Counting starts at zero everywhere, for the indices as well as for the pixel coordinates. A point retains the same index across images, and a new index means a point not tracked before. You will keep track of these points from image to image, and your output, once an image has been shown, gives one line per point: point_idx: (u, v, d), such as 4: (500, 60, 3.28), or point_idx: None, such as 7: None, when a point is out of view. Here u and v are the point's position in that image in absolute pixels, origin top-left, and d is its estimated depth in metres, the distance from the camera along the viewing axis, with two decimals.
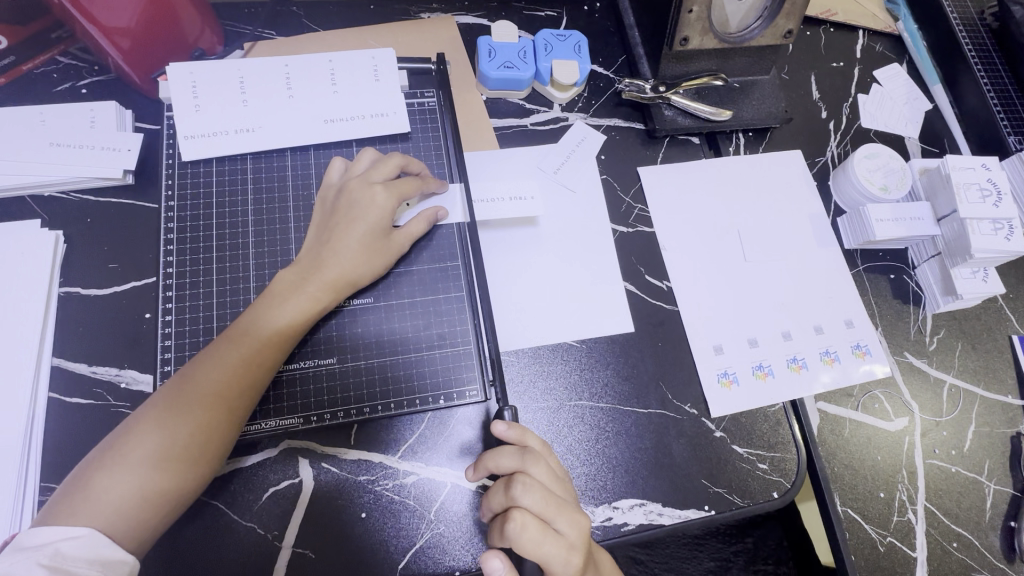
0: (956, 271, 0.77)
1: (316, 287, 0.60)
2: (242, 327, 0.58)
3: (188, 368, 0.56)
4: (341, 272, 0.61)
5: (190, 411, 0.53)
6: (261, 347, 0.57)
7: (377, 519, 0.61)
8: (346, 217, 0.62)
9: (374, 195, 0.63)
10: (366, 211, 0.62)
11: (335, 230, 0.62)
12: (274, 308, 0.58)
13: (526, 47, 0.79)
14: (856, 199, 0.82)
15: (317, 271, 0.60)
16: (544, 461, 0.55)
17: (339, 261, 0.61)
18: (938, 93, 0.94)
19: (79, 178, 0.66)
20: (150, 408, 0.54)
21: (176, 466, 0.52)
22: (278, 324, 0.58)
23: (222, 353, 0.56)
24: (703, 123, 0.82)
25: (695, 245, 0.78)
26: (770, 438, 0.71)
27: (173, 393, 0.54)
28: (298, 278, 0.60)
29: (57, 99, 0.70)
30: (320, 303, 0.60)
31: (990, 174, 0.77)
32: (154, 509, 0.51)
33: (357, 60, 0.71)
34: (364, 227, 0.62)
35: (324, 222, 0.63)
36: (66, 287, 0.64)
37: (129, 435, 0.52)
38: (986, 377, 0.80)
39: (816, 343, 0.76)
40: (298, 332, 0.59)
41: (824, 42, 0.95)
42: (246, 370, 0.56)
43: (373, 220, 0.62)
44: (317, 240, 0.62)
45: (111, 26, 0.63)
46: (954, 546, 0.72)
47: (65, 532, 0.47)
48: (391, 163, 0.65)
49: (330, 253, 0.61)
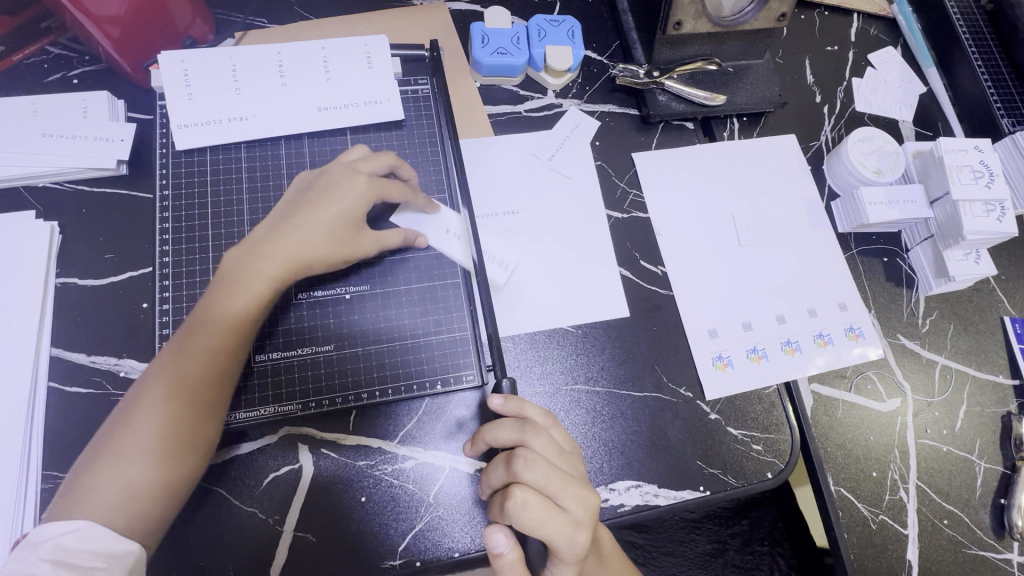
0: (948, 253, 0.78)
1: (272, 267, 0.59)
2: (201, 313, 0.57)
3: (161, 360, 0.56)
4: (298, 252, 0.59)
5: (168, 402, 0.54)
6: (219, 332, 0.56)
7: (377, 503, 0.62)
8: (319, 198, 0.61)
9: (358, 186, 0.62)
10: (341, 195, 0.61)
11: (303, 211, 0.61)
12: (231, 292, 0.57)
13: (519, 32, 0.79)
14: (850, 183, 0.82)
15: (268, 249, 0.59)
16: (544, 433, 0.55)
17: (294, 239, 0.60)
18: (932, 76, 0.94)
19: (73, 169, 0.66)
20: (128, 405, 0.54)
21: (164, 457, 0.52)
22: (237, 306, 0.57)
23: (186, 344, 0.56)
24: (696, 108, 0.82)
25: (690, 231, 0.79)
26: (764, 420, 0.72)
27: (145, 388, 0.54)
28: (251, 259, 0.59)
29: (49, 90, 0.70)
30: (276, 283, 0.59)
31: (982, 156, 0.78)
32: (148, 500, 0.52)
33: (349, 48, 0.70)
34: (333, 207, 0.61)
35: (286, 204, 0.63)
36: (63, 278, 0.64)
37: (113, 433, 0.53)
38: (978, 358, 0.80)
39: (810, 326, 0.77)
40: (257, 310, 0.58)
41: (818, 25, 0.94)
42: (215, 356, 0.56)
43: (346, 202, 0.61)
44: (275, 218, 0.61)
45: (101, 15, 0.63)
46: (945, 523, 0.73)
47: (64, 526, 0.48)
48: (382, 159, 0.65)
49: (290, 231, 0.60)
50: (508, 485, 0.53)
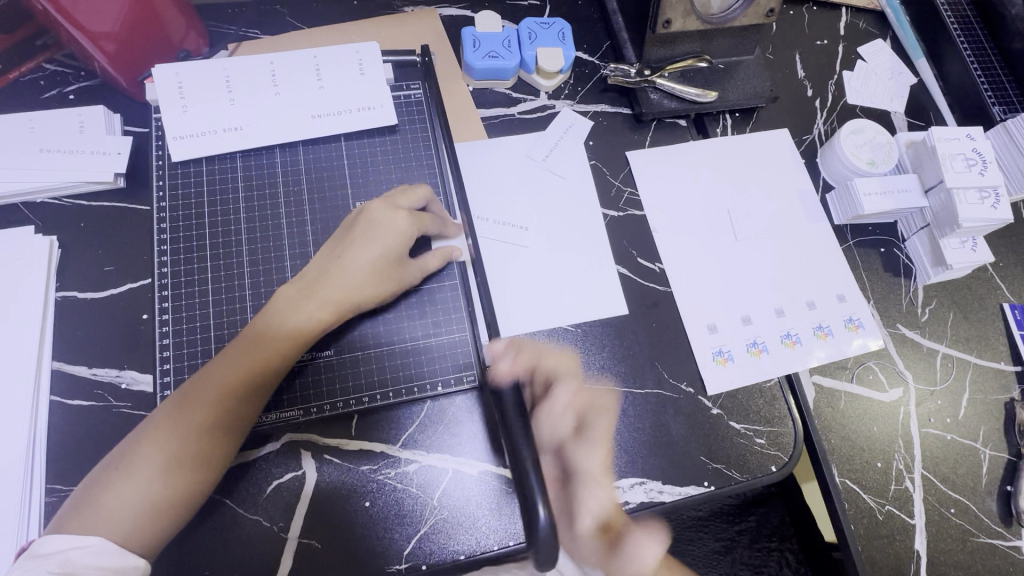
0: (945, 241, 0.78)
1: (319, 305, 0.60)
2: (246, 340, 0.58)
3: (200, 376, 0.57)
4: (346, 293, 0.61)
5: (195, 423, 0.54)
6: (261, 361, 0.57)
7: (382, 508, 0.62)
8: (361, 236, 0.63)
9: (397, 219, 0.64)
10: (385, 235, 0.63)
11: (349, 249, 0.63)
12: (278, 325, 0.59)
13: (510, 36, 0.80)
14: (844, 174, 0.82)
15: (320, 289, 0.61)
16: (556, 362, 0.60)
17: (346, 281, 0.61)
18: (923, 67, 0.94)
19: (70, 183, 0.66)
20: (156, 422, 0.55)
21: (185, 472, 0.53)
22: (286, 337, 0.59)
23: (224, 368, 0.57)
24: (689, 105, 0.82)
25: (686, 226, 0.79)
26: (766, 413, 0.72)
27: (177, 408, 0.55)
28: (300, 294, 0.60)
29: (45, 106, 0.71)
30: (323, 321, 0.60)
31: (975, 144, 0.78)
32: (163, 516, 0.52)
33: (342, 55, 0.71)
34: (378, 249, 0.63)
35: (335, 246, 0.63)
36: (63, 292, 0.64)
37: (136, 448, 0.54)
38: (978, 346, 0.80)
39: (809, 318, 0.77)
40: (301, 343, 0.59)
41: (808, 20, 0.95)
42: (249, 385, 0.57)
43: (390, 244, 0.63)
44: (324, 262, 0.63)
45: (96, 31, 0.64)
46: (952, 512, 0.72)
47: (75, 541, 0.50)
48: (421, 191, 0.67)
49: (343, 274, 0.62)
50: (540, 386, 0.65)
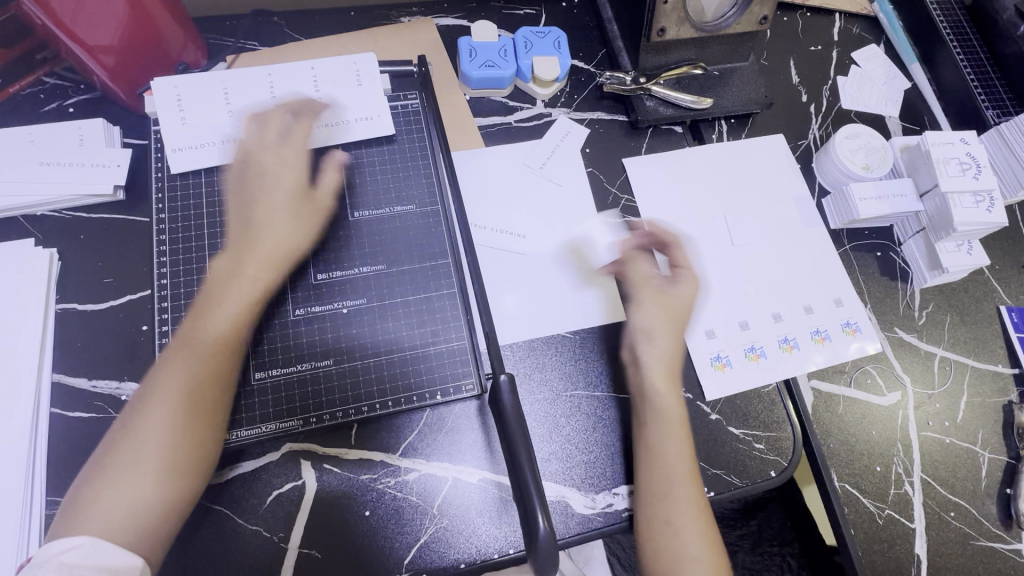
0: (941, 245, 0.78)
1: (257, 265, 0.62)
2: (194, 320, 0.59)
3: (159, 369, 0.56)
4: (276, 241, 0.63)
5: (169, 409, 0.54)
6: (222, 335, 0.58)
7: (382, 516, 0.62)
8: (259, 178, 0.65)
9: (282, 154, 0.66)
10: (283, 177, 0.65)
11: (258, 195, 0.64)
12: (226, 297, 0.60)
13: (506, 45, 0.80)
14: (839, 179, 0.83)
15: (254, 247, 0.62)
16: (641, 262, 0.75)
17: (272, 232, 0.63)
18: (917, 72, 0.95)
19: (70, 196, 0.67)
20: (126, 420, 0.54)
21: (170, 460, 0.53)
22: (239, 306, 0.60)
23: (182, 352, 0.57)
24: (684, 112, 0.83)
25: (683, 231, 0.79)
26: (765, 418, 0.72)
27: (143, 402, 0.54)
28: (237, 258, 0.62)
29: (45, 119, 0.71)
30: (267, 280, 0.62)
31: (968, 148, 0.79)
32: (157, 509, 0.52)
33: (339, 65, 0.72)
34: (285, 189, 0.65)
35: (240, 196, 0.65)
36: (63, 304, 0.65)
37: (116, 450, 0.52)
38: (976, 349, 0.81)
39: (806, 322, 0.77)
40: (250, 309, 0.61)
41: (801, 26, 0.96)
42: (212, 361, 0.57)
43: (291, 181, 0.65)
44: (242, 217, 0.64)
45: (93, 44, 0.64)
46: (952, 515, 0.73)
47: (67, 544, 0.47)
48: (301, 125, 0.68)
49: (264, 215, 0.64)
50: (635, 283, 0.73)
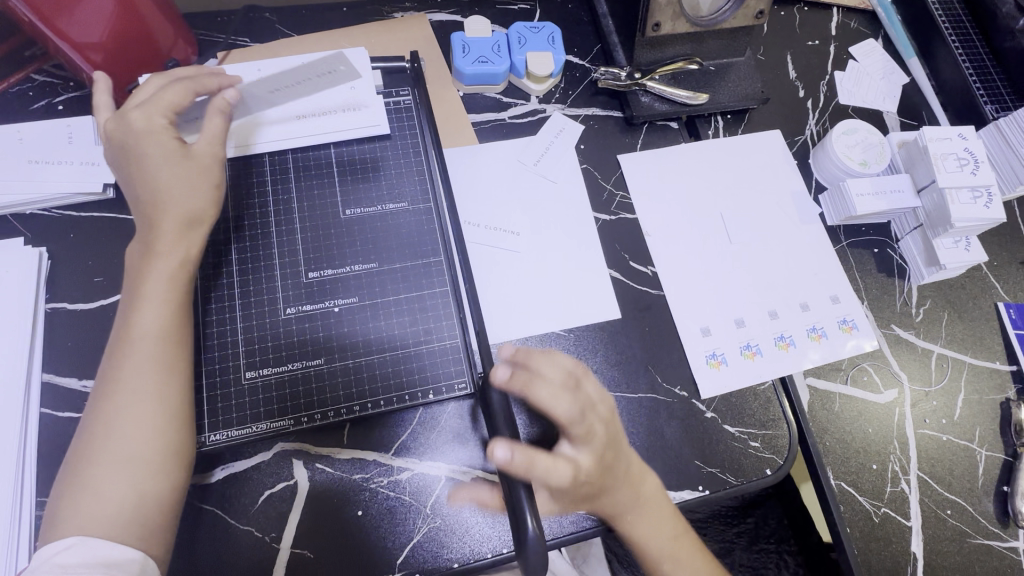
0: (938, 241, 0.78)
1: (166, 237, 0.58)
2: (124, 312, 0.56)
3: (106, 371, 0.54)
4: (181, 208, 0.59)
5: (129, 406, 0.52)
6: (158, 319, 0.55)
7: (375, 516, 0.61)
8: (134, 156, 0.59)
9: (150, 121, 0.60)
10: (161, 142, 0.59)
11: (139, 171, 0.59)
12: (150, 281, 0.56)
13: (499, 41, 0.80)
14: (836, 175, 0.82)
15: (156, 221, 0.58)
16: (586, 392, 0.59)
17: (176, 200, 0.59)
18: (915, 67, 0.94)
19: (60, 194, 0.66)
20: (89, 427, 0.52)
21: (144, 452, 0.51)
22: (165, 289, 0.57)
23: (122, 349, 0.54)
24: (679, 107, 0.82)
25: (678, 227, 0.79)
26: (760, 416, 0.72)
27: (97, 406, 0.52)
28: (147, 243, 0.58)
29: (35, 117, 0.71)
30: (187, 255, 0.59)
31: (967, 143, 0.78)
32: (144, 502, 0.51)
33: (325, 65, 0.72)
34: (158, 149, 0.59)
35: (123, 174, 0.60)
36: (53, 303, 0.64)
37: (87, 456, 0.51)
38: (973, 346, 0.80)
39: (803, 319, 0.76)
40: (178, 282, 0.57)
41: (799, 21, 0.95)
42: (157, 349, 0.54)
43: (163, 143, 0.59)
44: (133, 197, 0.59)
45: (82, 42, 0.64)
46: (948, 513, 0.72)
47: (56, 546, 0.47)
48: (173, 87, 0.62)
49: (160, 190, 0.59)
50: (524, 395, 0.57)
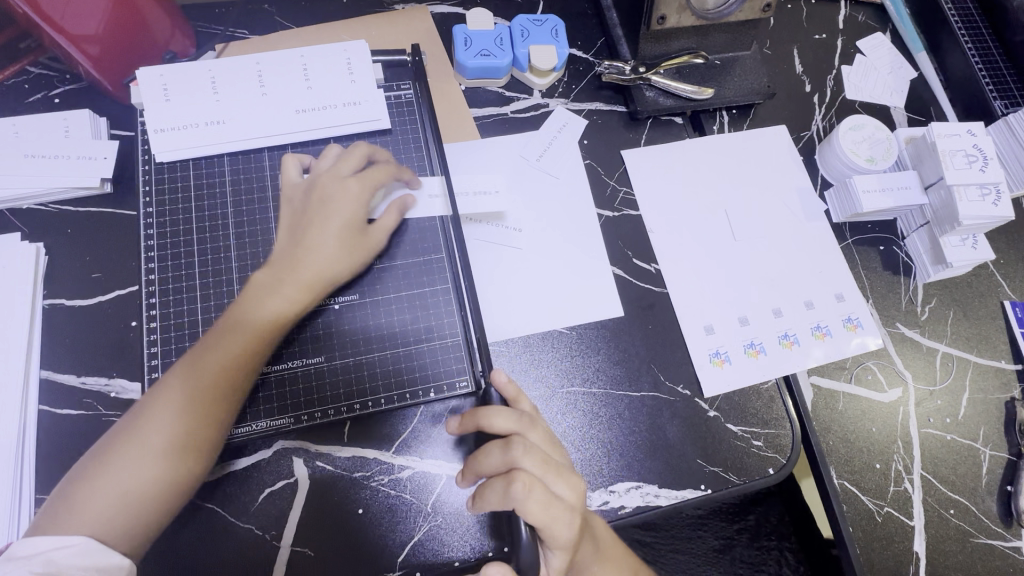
0: (945, 239, 0.77)
1: (292, 286, 0.60)
2: (226, 328, 0.58)
3: (180, 367, 0.56)
4: (316, 272, 0.61)
5: (185, 408, 0.54)
6: (247, 341, 0.57)
7: (375, 514, 0.61)
8: (320, 212, 0.62)
9: (346, 187, 0.63)
10: (341, 204, 0.62)
11: (308, 230, 0.62)
12: (258, 309, 0.59)
13: (502, 34, 0.78)
14: (842, 171, 0.81)
15: (294, 271, 0.60)
16: (541, 426, 0.57)
17: (319, 255, 0.61)
18: (923, 61, 0.92)
19: (56, 189, 0.65)
20: (139, 411, 0.54)
21: (171, 469, 0.52)
22: (261, 326, 0.58)
23: (204, 354, 0.56)
24: (684, 102, 0.81)
25: (683, 224, 0.78)
26: (764, 414, 0.71)
27: (156, 399, 0.54)
28: (274, 278, 0.60)
29: (31, 110, 0.70)
30: (300, 302, 0.60)
31: (976, 140, 0.77)
32: (143, 514, 0.51)
33: (330, 55, 0.69)
34: (339, 221, 0.62)
35: (294, 224, 0.63)
36: (50, 299, 0.64)
37: (122, 443, 0.52)
38: (978, 345, 0.79)
39: (807, 318, 0.76)
40: (280, 328, 0.59)
41: (806, 14, 0.93)
42: (229, 369, 0.56)
43: (346, 211, 0.62)
44: (291, 242, 0.62)
45: (79, 33, 0.63)
46: (951, 513, 0.72)
47: (58, 541, 0.48)
48: (357, 152, 0.65)
49: (310, 251, 0.61)
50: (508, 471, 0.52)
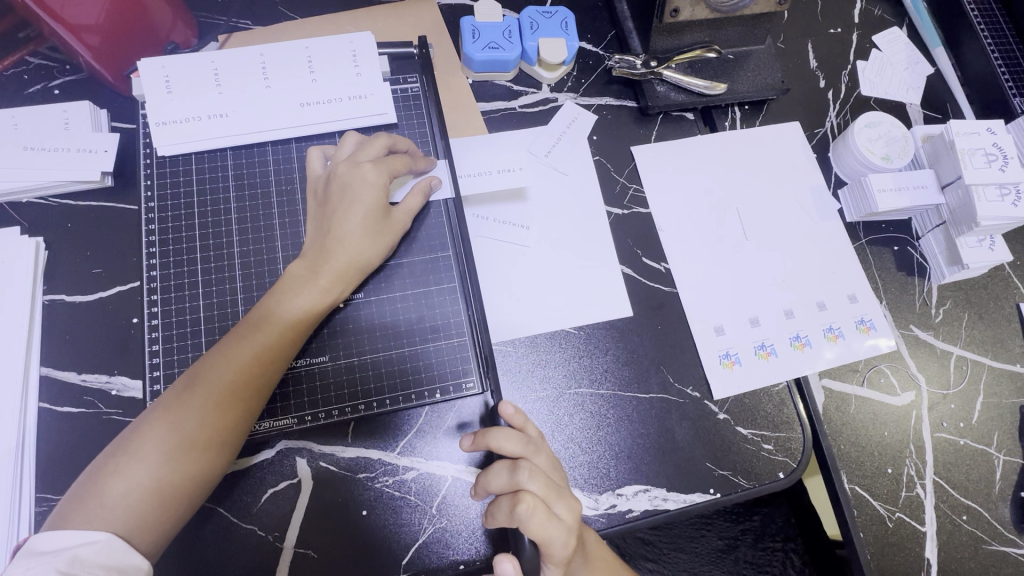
0: (961, 240, 0.75)
1: (327, 278, 0.59)
2: (254, 321, 0.57)
3: (207, 361, 0.55)
4: (350, 258, 0.60)
5: (215, 402, 0.53)
6: (277, 336, 0.56)
7: (379, 515, 0.60)
8: (342, 202, 0.60)
9: (366, 174, 0.60)
10: (363, 194, 0.60)
11: (334, 217, 0.60)
12: (287, 302, 0.57)
13: (511, 26, 0.76)
14: (858, 170, 0.80)
15: (326, 262, 0.59)
16: (543, 447, 0.56)
17: (347, 248, 0.60)
18: (940, 56, 0.90)
19: (56, 182, 0.64)
20: (164, 405, 0.53)
21: (197, 464, 0.52)
22: (292, 319, 0.57)
23: (233, 348, 0.55)
24: (696, 98, 0.79)
25: (693, 222, 0.76)
26: (775, 418, 0.70)
27: (185, 394, 0.53)
28: (307, 271, 0.59)
29: (31, 101, 0.69)
30: (331, 295, 0.59)
31: (995, 138, 0.75)
32: (168, 510, 0.51)
33: (335, 46, 0.68)
34: (362, 212, 0.60)
35: (320, 213, 0.62)
36: (51, 295, 0.63)
37: (147, 436, 0.51)
38: (994, 348, 0.78)
39: (819, 319, 0.74)
40: (309, 325, 0.58)
41: (821, 7, 0.91)
42: (258, 364, 0.55)
43: (370, 202, 0.60)
44: (319, 231, 0.61)
45: (78, 23, 0.61)
46: (964, 519, 0.71)
47: (81, 537, 0.47)
48: (378, 142, 0.62)
49: (336, 240, 0.60)
50: (514, 491, 0.51)
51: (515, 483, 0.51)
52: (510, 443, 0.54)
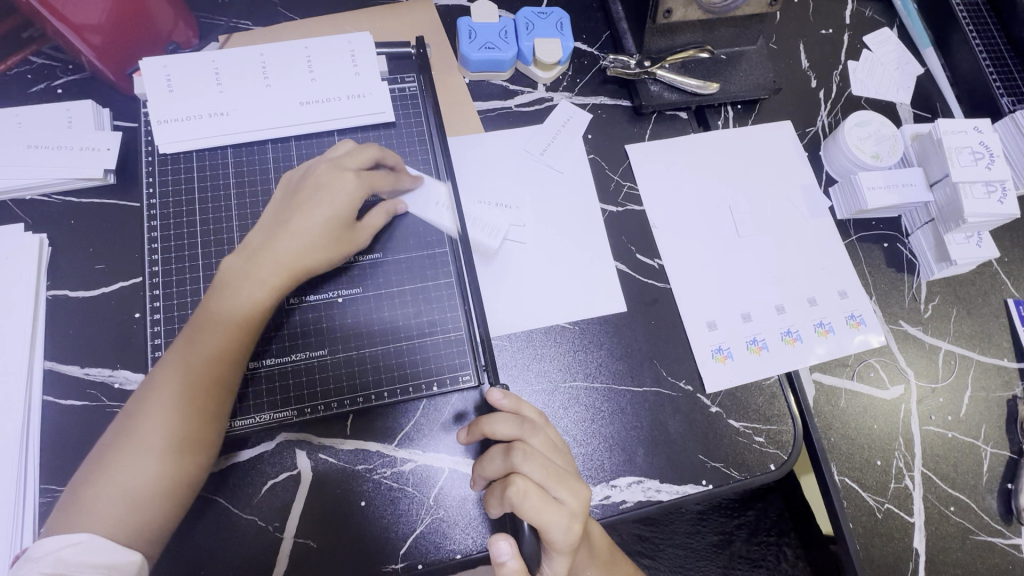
0: (949, 237, 0.77)
1: (271, 271, 0.59)
2: (202, 321, 0.57)
3: (165, 364, 0.56)
4: (299, 251, 0.60)
5: (176, 403, 0.54)
6: (229, 331, 0.57)
7: (378, 506, 0.61)
8: (305, 198, 0.62)
9: (341, 181, 0.62)
10: (333, 196, 0.61)
11: (296, 213, 0.61)
12: (236, 298, 0.58)
13: (507, 27, 0.78)
14: (848, 168, 0.81)
15: (271, 255, 0.59)
16: (543, 432, 0.57)
17: (296, 242, 0.60)
18: (930, 56, 0.92)
19: (60, 180, 0.65)
20: (131, 412, 0.54)
21: (170, 463, 0.53)
22: (238, 313, 0.58)
23: (187, 349, 0.56)
24: (689, 97, 0.81)
25: (686, 219, 0.78)
26: (766, 411, 0.71)
27: (145, 399, 0.54)
28: (248, 264, 0.60)
29: (34, 101, 0.70)
30: (279, 287, 0.60)
31: (981, 137, 0.76)
32: (150, 511, 0.52)
33: (333, 47, 0.69)
34: (319, 208, 0.61)
35: (280, 207, 0.62)
36: (54, 290, 0.64)
37: (120, 444, 0.53)
38: (982, 342, 0.79)
39: (810, 315, 0.76)
40: (260, 316, 0.59)
41: (813, 8, 0.93)
42: (212, 361, 0.56)
43: (337, 205, 0.61)
44: (272, 223, 0.61)
45: (81, 23, 0.62)
46: (952, 510, 0.72)
47: (66, 539, 0.49)
48: (353, 149, 0.64)
49: (288, 237, 0.60)
50: (507, 475, 0.53)
51: (510, 467, 0.53)
52: (505, 429, 0.56)
